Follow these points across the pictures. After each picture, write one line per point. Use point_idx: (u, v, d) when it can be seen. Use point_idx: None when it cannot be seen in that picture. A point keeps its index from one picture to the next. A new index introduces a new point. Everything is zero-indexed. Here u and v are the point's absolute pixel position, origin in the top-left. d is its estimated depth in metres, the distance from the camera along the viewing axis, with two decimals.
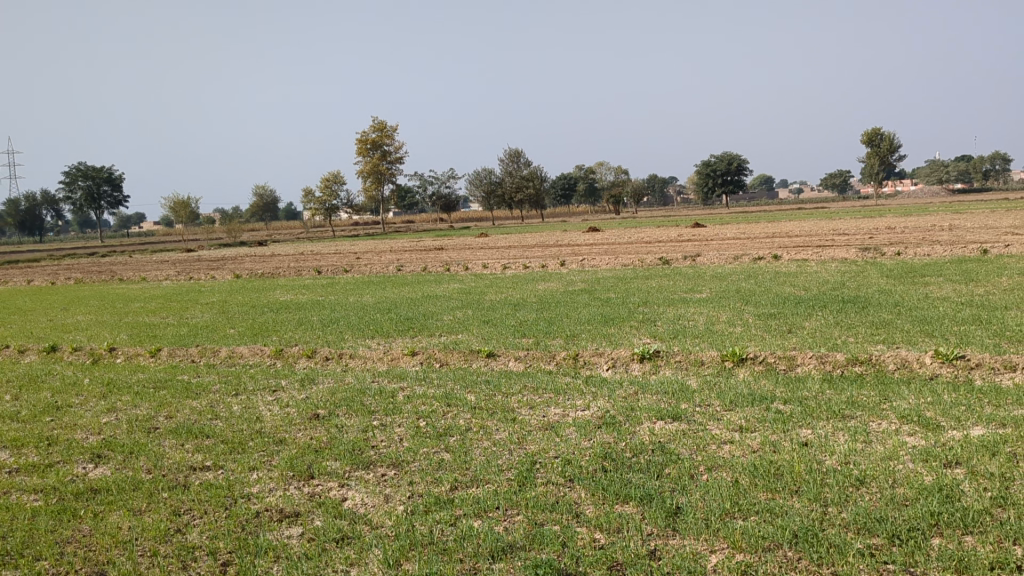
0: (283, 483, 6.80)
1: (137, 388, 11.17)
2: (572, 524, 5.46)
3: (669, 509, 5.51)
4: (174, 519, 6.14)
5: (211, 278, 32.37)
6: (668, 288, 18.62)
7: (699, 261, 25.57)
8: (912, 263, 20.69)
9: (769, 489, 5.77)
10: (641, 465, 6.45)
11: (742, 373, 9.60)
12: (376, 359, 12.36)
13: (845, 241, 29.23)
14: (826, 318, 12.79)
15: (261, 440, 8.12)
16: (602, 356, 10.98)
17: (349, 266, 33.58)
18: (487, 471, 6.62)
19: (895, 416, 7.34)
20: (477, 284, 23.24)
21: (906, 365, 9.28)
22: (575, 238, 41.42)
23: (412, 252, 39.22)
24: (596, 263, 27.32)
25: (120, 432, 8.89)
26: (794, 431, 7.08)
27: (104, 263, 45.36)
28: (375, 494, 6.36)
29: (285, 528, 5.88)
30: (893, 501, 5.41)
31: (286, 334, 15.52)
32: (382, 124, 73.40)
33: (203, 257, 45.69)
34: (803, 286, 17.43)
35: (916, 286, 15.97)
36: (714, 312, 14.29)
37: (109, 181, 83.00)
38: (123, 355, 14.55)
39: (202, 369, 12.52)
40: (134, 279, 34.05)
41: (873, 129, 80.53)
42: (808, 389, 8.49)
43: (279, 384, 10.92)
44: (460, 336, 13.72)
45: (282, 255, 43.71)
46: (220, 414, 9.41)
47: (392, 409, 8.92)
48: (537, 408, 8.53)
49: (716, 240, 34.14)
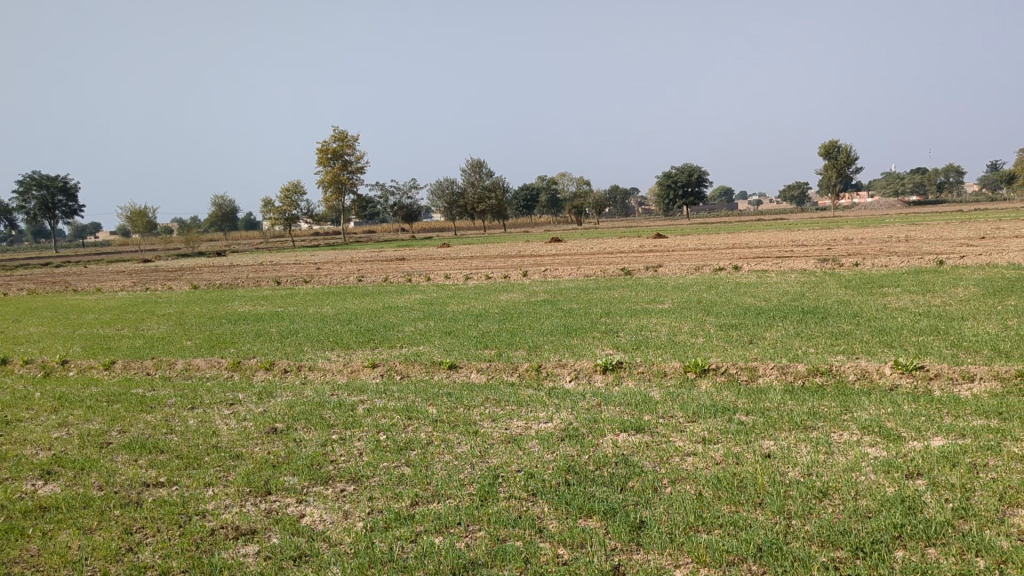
0: (240, 500, 6.64)
1: (90, 402, 10.90)
2: (534, 539, 5.38)
3: (633, 523, 5.45)
4: (127, 537, 5.97)
5: (168, 289, 31.89)
6: (631, 299, 18.63)
7: (660, 271, 25.68)
8: (870, 273, 20.93)
9: (733, 502, 5.73)
10: (604, 479, 6.38)
11: (704, 384, 9.58)
12: (336, 371, 12.21)
13: (804, 252, 29.49)
14: (787, 328, 12.85)
15: (217, 455, 7.95)
16: (565, 367, 10.93)
17: (309, 277, 33.26)
18: (448, 485, 6.51)
19: (856, 427, 7.35)
20: (439, 294, 23.10)
21: (866, 375, 9.33)
22: (537, 248, 41.46)
23: (373, 263, 38.98)
24: (558, 273, 27.32)
25: (71, 448, 8.65)
26: (757, 443, 7.07)
27: (59, 273, 44.56)
28: (334, 510, 6.23)
29: (240, 546, 5.73)
30: (857, 513, 5.39)
31: (243, 345, 15.29)
32: (343, 134, 73.04)
33: (160, 267, 45.10)
34: (764, 296, 17.54)
35: (874, 297, 16.13)
36: (676, 323, 14.30)
37: (63, 190, 81.63)
38: (76, 368, 14.23)
39: (157, 382, 12.26)
40: (89, 290, 33.46)
41: (830, 142, 81.65)
42: (770, 400, 8.51)
43: (236, 397, 10.72)
44: (421, 347, 13.60)
45: (241, 265, 43.28)
46: (175, 428, 9.21)
47: (351, 423, 8.79)
48: (499, 420, 8.45)
49: (677, 251, 34.30)
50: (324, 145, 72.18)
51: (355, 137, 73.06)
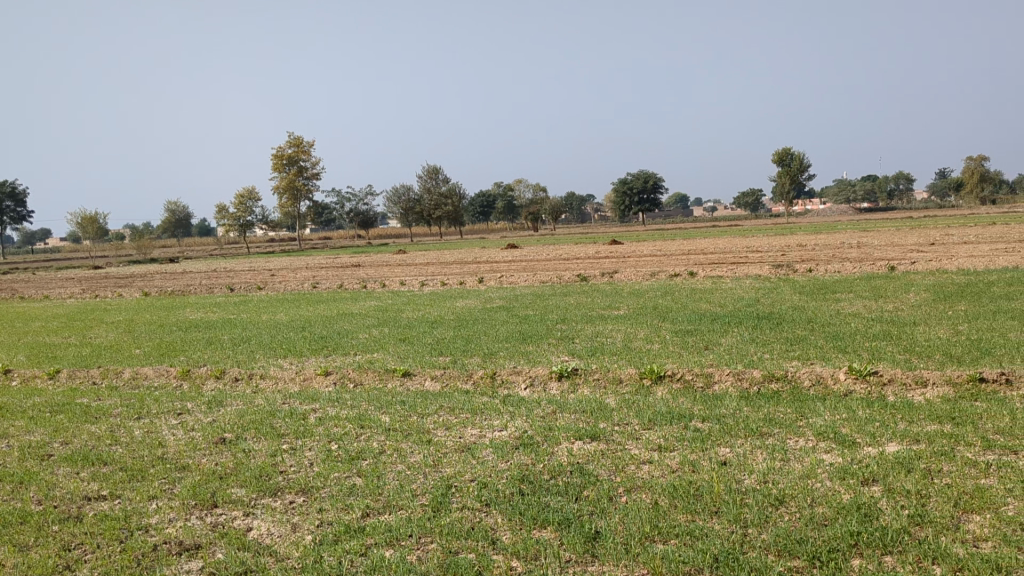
0: (184, 513, 6.42)
1: (33, 412, 10.60)
2: (488, 551, 5.26)
3: (588, 534, 5.35)
4: (64, 554, 5.73)
5: (117, 297, 31.27)
6: (586, 304, 18.58)
7: (616, 278, 25.71)
8: (823, 279, 21.11)
9: (689, 511, 5.66)
10: (559, 488, 6.28)
11: (660, 391, 9.52)
12: (288, 379, 11.98)
13: (759, 258, 29.64)
14: (742, 335, 12.85)
15: (163, 467, 7.73)
16: (520, 374, 10.84)
17: (263, 284, 32.81)
18: (399, 496, 6.37)
19: (811, 433, 7.33)
20: (395, 301, 22.89)
21: (821, 381, 9.34)
22: (494, 255, 41.31)
23: (328, 270, 38.52)
24: (514, 280, 27.21)
25: (11, 460, 8.37)
26: (713, 450, 7.01)
27: (6, 280, 43.70)
28: (282, 523, 6.05)
29: (183, 562, 5.53)
30: (813, 521, 5.35)
31: (194, 353, 14.99)
32: (298, 140, 72.35)
33: (111, 273, 44.28)
34: (719, 302, 17.58)
35: (827, 303, 16.21)
36: (632, 329, 14.25)
37: (11, 196, 79.99)
38: (20, 377, 13.86)
39: (104, 391, 11.96)
40: (37, 297, 32.77)
41: (783, 150, 82.44)
42: (725, 406, 8.48)
43: (185, 406, 10.47)
44: (376, 354, 13.44)
45: (194, 271, 42.67)
46: (121, 439, 8.94)
47: (302, 432, 8.61)
48: (453, 429, 8.32)
49: (633, 257, 34.37)
50: (279, 150, 71.52)
51: (311, 144, 72.47)
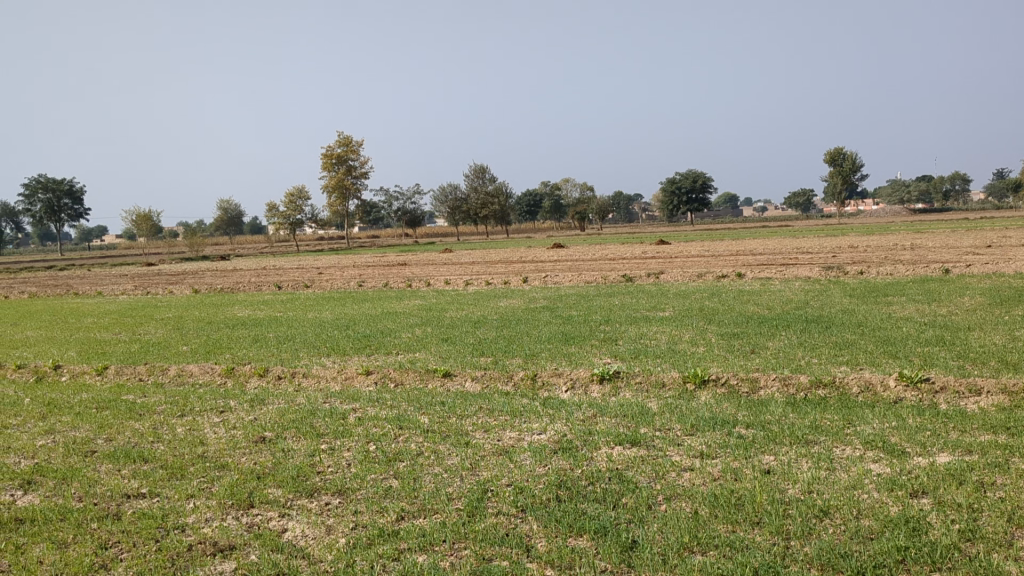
0: (221, 513, 6.42)
1: (79, 408, 10.74)
2: (522, 559, 5.16)
3: (624, 543, 5.23)
4: (100, 552, 5.75)
5: (167, 293, 31.70)
6: (632, 305, 18.40)
7: (662, 278, 25.46)
8: (873, 282, 20.67)
9: (730, 521, 5.51)
10: (597, 495, 6.16)
11: (704, 396, 9.35)
12: (330, 378, 12.00)
13: (809, 260, 29.17)
14: (789, 338, 12.60)
15: (202, 465, 7.74)
16: (561, 376, 10.72)
17: (310, 281, 33.04)
18: (435, 500, 6.30)
19: (859, 442, 7.13)
20: (440, 300, 22.89)
21: (870, 388, 9.08)
22: (540, 254, 41.22)
23: (374, 268, 38.72)
24: (557, 280, 27.13)
25: (55, 456, 8.44)
26: (756, 458, 6.83)
27: (62, 277, 44.64)
28: (317, 525, 6.01)
29: (217, 562, 5.51)
30: (859, 535, 5.17)
31: (239, 351, 15.10)
32: (347, 140, 72.84)
33: (163, 271, 44.95)
34: (767, 304, 17.30)
35: (878, 306, 15.85)
36: (676, 331, 14.07)
37: (69, 194, 81.56)
38: (69, 373, 14.07)
39: (149, 388, 12.09)
40: (89, 293, 33.33)
41: (835, 149, 81.01)
42: (771, 413, 8.28)
43: (228, 404, 10.51)
44: (417, 354, 13.43)
45: (243, 269, 43.19)
46: (162, 437, 8.99)
47: (341, 432, 8.58)
48: (492, 432, 8.23)
49: (680, 257, 34.07)
50: (328, 150, 72.11)
51: (360, 143, 72.94)
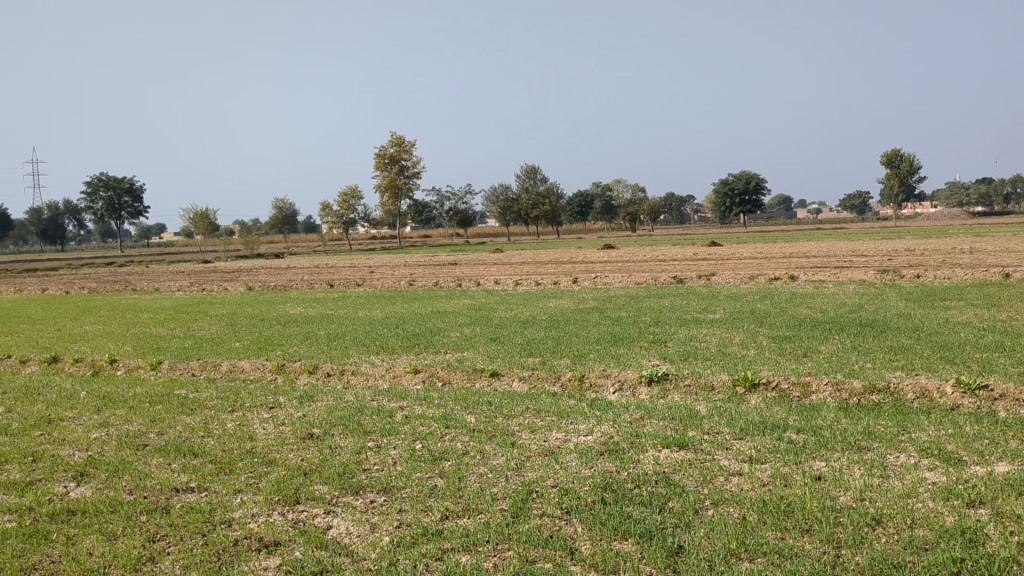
0: (267, 509, 6.45)
1: (133, 402, 10.88)
2: (565, 562, 5.10)
3: (670, 548, 5.16)
4: (148, 546, 5.82)
5: (222, 290, 32.13)
6: (683, 307, 18.24)
7: (713, 280, 25.19)
8: (931, 286, 20.21)
9: (779, 528, 5.39)
10: (643, 498, 6.08)
11: (754, 399, 9.21)
12: (378, 376, 12.03)
13: (864, 262, 28.71)
14: (842, 342, 12.36)
15: (250, 460, 7.81)
16: (609, 377, 10.62)
17: (362, 280, 33.28)
18: (479, 500, 6.27)
19: (914, 449, 6.95)
20: (489, 299, 22.89)
21: (926, 394, 8.86)
22: (590, 255, 41.02)
23: (425, 268, 38.88)
24: (608, 280, 27.02)
25: (107, 449, 8.58)
26: (807, 464, 6.70)
27: (122, 273, 45.59)
28: (361, 523, 6.02)
29: (262, 558, 5.54)
30: (912, 545, 5.03)
31: (290, 348, 15.22)
32: (400, 140, 73.37)
33: (219, 268, 45.66)
34: (821, 307, 17.01)
35: (936, 310, 15.53)
36: (727, 334, 13.90)
37: (129, 192, 83.18)
38: (124, 367, 14.31)
39: (201, 383, 12.23)
40: (147, 289, 33.95)
41: (891, 150, 79.52)
42: (823, 418, 8.11)
43: (277, 401, 10.59)
44: (466, 353, 13.45)
45: (297, 267, 43.73)
46: (213, 432, 9.09)
47: (389, 430, 8.59)
48: (538, 432, 8.19)
49: (732, 259, 33.74)
50: (381, 150, 72.61)
51: (412, 143, 73.38)
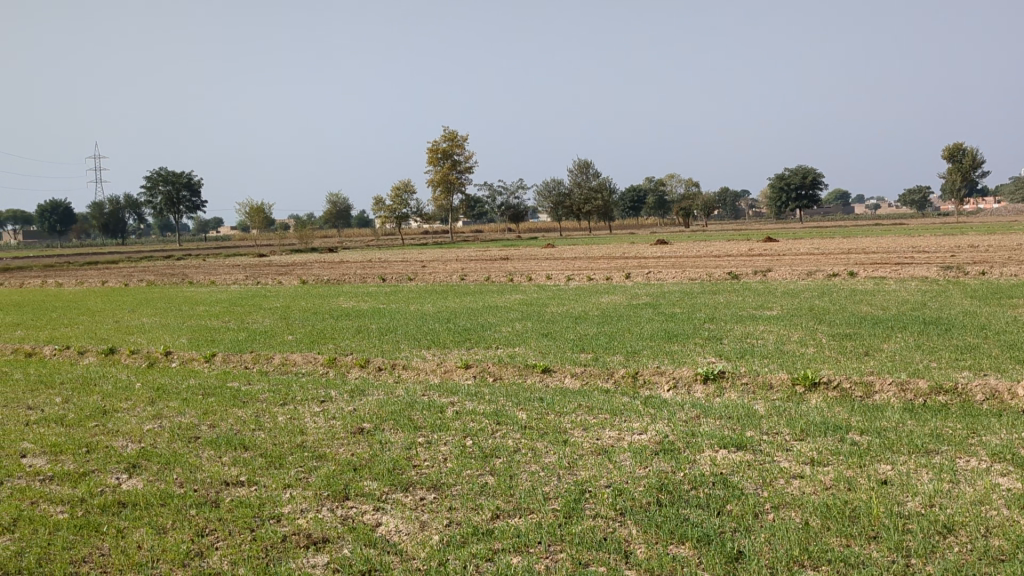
0: (316, 504, 6.37)
1: (186, 394, 10.92)
2: (620, 566, 4.92)
3: (729, 553, 4.96)
4: (196, 540, 5.77)
5: (276, 284, 32.39)
6: (737, 303, 17.94)
7: (769, 276, 24.75)
8: (998, 283, 19.57)
9: (843, 535, 5.17)
10: (700, 500, 5.89)
11: (813, 399, 8.93)
12: (429, 371, 11.96)
13: (925, 258, 28.08)
14: (905, 341, 11.97)
15: (300, 455, 7.75)
16: (663, 375, 10.40)
17: (414, 274, 33.35)
18: (531, 499, 6.12)
19: (985, 453, 6.65)
20: (541, 295, 22.74)
21: (996, 396, 8.50)
22: (641, 250, 40.54)
23: (477, 262, 38.81)
24: (661, 276, 26.69)
25: (160, 441, 8.60)
26: (873, 467, 6.44)
27: (180, 266, 46.34)
28: (411, 520, 5.91)
29: (310, 556, 5.45)
30: (988, 555, 4.77)
31: (342, 342, 15.22)
32: (452, 134, 73.55)
33: (275, 262, 46.10)
34: (881, 305, 16.58)
35: (1002, 309, 15.04)
36: (785, 331, 13.58)
37: (188, 186, 84.50)
38: (179, 359, 14.42)
39: (254, 376, 12.26)
40: (204, 282, 34.43)
41: (953, 145, 77.72)
42: (887, 419, 7.82)
43: (329, 394, 10.55)
44: (518, 348, 13.29)
45: (351, 261, 44.05)
46: (264, 425, 9.06)
47: (439, 426, 8.50)
48: (590, 429, 8.01)
49: (788, 255, 33.20)
50: (434, 145, 72.73)
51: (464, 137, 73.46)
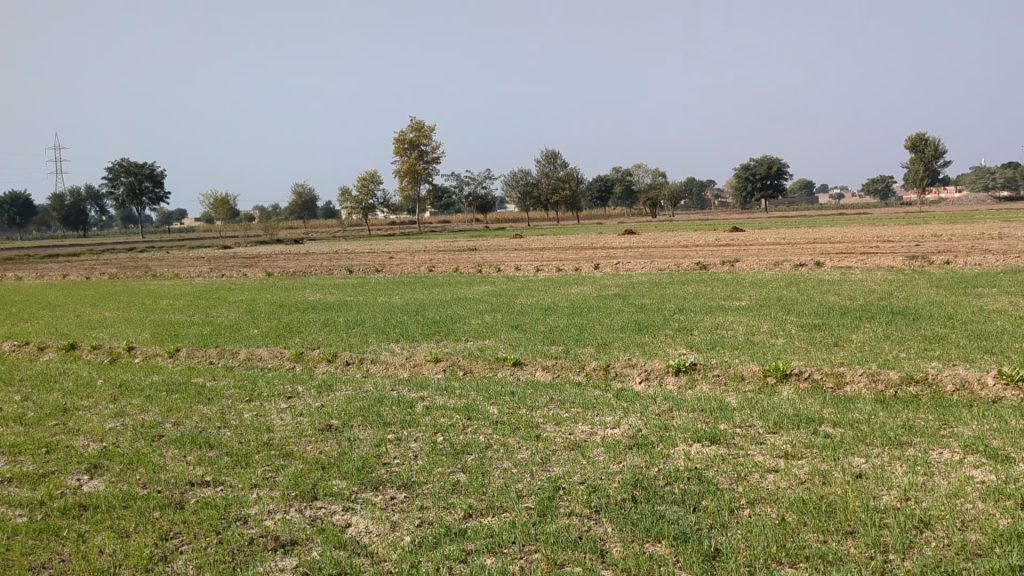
0: (283, 505, 6.22)
1: (150, 391, 10.68)
2: (596, 566, 4.84)
3: (707, 551, 4.89)
4: (161, 544, 5.61)
5: (241, 276, 32.00)
6: (706, 294, 17.92)
7: (737, 266, 24.83)
8: (962, 272, 19.72)
9: (820, 530, 5.12)
10: (676, 496, 5.82)
11: (785, 391, 8.91)
12: (398, 365, 11.80)
13: (891, 248, 28.29)
14: (874, 331, 11.99)
15: (267, 453, 7.58)
16: (635, 367, 10.33)
17: (381, 266, 33.10)
18: (504, 497, 6.02)
19: (958, 445, 6.63)
20: (510, 286, 22.64)
21: (966, 386, 8.52)
22: (610, 240, 40.57)
23: (445, 253, 38.61)
24: (631, 266, 26.69)
25: (122, 441, 8.37)
26: (847, 460, 6.40)
27: (143, 258, 45.70)
28: (381, 521, 5.78)
29: (278, 559, 5.30)
30: (965, 551, 4.74)
31: (308, 336, 15.00)
32: (419, 124, 73.15)
33: (240, 254, 45.55)
34: (849, 294, 16.64)
35: (968, 298, 15.15)
36: (755, 322, 13.58)
37: (151, 177, 83.33)
38: (142, 355, 14.13)
39: (219, 372, 12.03)
40: (167, 275, 33.95)
41: (915, 135, 78.48)
42: (859, 411, 7.80)
43: (296, 390, 10.37)
44: (487, 341, 13.15)
45: (316, 253, 43.69)
46: (229, 422, 8.88)
47: (409, 422, 8.37)
48: (563, 424, 7.92)
49: (756, 244, 33.34)
50: (401, 135, 72.33)
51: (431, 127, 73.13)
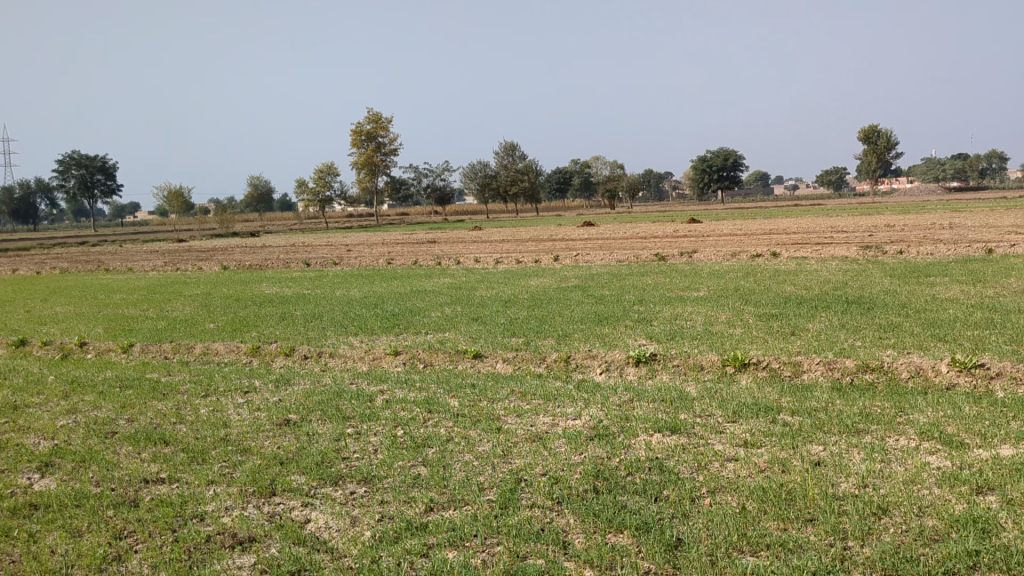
0: (241, 502, 6.12)
1: (103, 387, 10.48)
2: (558, 558, 4.82)
3: (669, 541, 4.89)
4: (115, 543, 5.49)
5: (196, 270, 31.53)
6: (664, 285, 18.01)
7: (695, 257, 24.96)
8: (914, 262, 20.03)
9: (780, 518, 5.14)
10: (638, 486, 5.82)
11: (744, 380, 8.97)
12: (357, 358, 11.70)
13: (845, 238, 28.62)
14: (830, 320, 12.11)
15: (224, 449, 7.47)
16: (595, 359, 10.33)
17: (339, 259, 32.82)
18: (465, 490, 5.98)
19: (914, 432, 6.71)
20: (469, 278, 22.60)
21: (920, 373, 8.64)
22: (568, 232, 40.63)
23: (404, 245, 38.38)
24: (590, 258, 26.74)
25: (75, 438, 8.19)
26: (805, 448, 6.45)
27: (95, 252, 44.92)
28: (341, 516, 5.71)
29: (236, 557, 5.22)
30: (923, 536, 4.79)
31: (266, 330, 14.82)
32: (376, 116, 72.64)
33: (195, 247, 44.92)
34: (805, 284, 16.79)
35: (921, 287, 15.36)
36: (713, 312, 13.65)
37: (103, 170, 81.89)
38: (94, 350, 13.86)
39: (174, 367, 11.83)
40: (120, 269, 33.38)
41: (868, 127, 79.57)
42: (817, 399, 7.87)
43: (253, 385, 10.23)
44: (446, 334, 13.08)
45: (273, 245, 43.24)
46: (185, 418, 8.74)
47: (368, 416, 8.29)
48: (524, 416, 7.90)
49: (713, 235, 33.59)
50: (358, 127, 71.80)
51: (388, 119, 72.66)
